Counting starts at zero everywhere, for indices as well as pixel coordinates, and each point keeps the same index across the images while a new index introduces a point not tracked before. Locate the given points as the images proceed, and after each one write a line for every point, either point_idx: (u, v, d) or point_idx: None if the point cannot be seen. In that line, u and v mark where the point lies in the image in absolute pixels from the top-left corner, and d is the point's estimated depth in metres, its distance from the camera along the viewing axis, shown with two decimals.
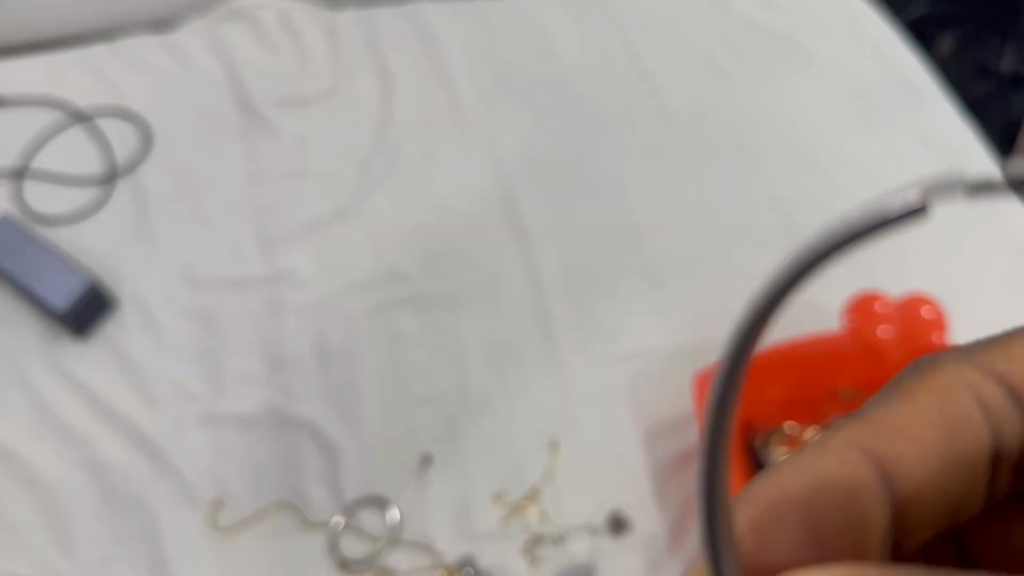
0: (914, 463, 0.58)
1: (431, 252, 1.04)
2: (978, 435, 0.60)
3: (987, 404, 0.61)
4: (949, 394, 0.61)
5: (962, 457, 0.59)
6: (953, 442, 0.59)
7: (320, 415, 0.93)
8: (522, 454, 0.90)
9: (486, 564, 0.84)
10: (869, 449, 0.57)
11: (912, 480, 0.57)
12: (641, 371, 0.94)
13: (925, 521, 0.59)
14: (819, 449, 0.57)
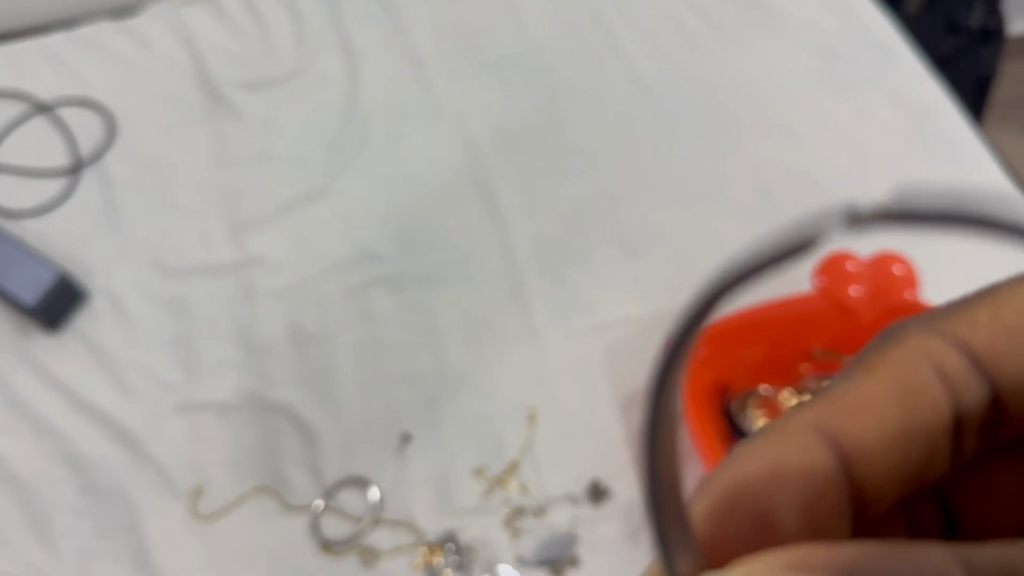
0: (867, 438, 0.57)
1: (403, 230, 1.03)
2: (936, 405, 0.58)
3: (948, 371, 0.59)
4: (907, 367, 0.59)
5: (920, 428, 0.58)
6: (912, 416, 0.58)
7: (297, 398, 0.92)
8: (501, 428, 0.90)
9: (468, 538, 0.84)
10: (823, 430, 0.57)
11: (865, 453, 0.57)
12: (617, 341, 0.94)
13: (886, 492, 0.58)
14: (773, 435, 0.57)
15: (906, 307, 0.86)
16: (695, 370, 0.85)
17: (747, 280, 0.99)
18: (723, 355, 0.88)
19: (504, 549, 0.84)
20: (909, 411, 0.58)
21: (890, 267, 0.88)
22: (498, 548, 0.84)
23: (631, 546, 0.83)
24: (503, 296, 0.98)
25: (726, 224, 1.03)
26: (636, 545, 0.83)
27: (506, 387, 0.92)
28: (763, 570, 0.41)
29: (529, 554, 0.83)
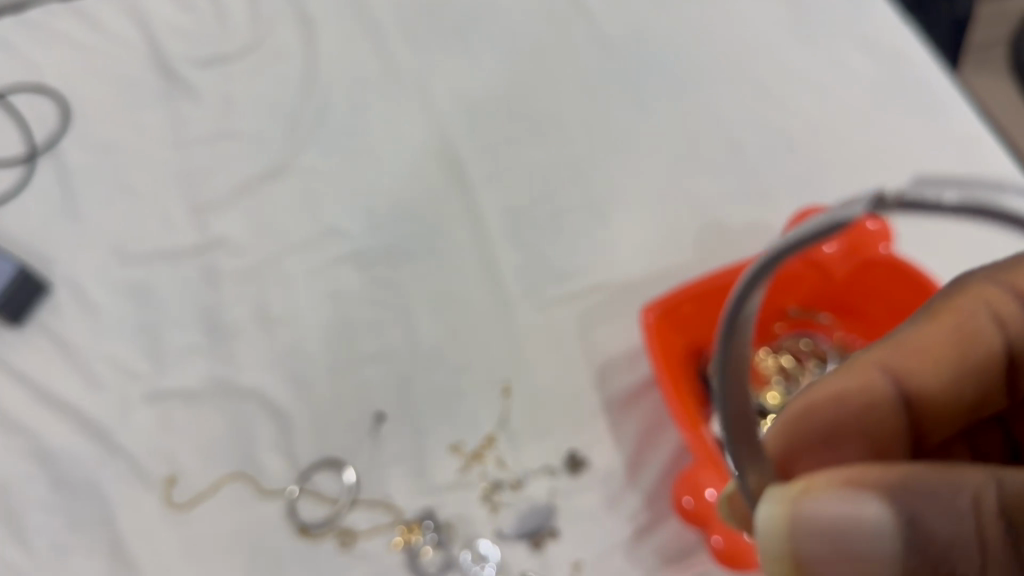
0: (924, 377, 0.57)
1: (369, 205, 1.01)
2: (994, 342, 0.57)
3: (1010, 315, 0.56)
4: (964, 309, 0.57)
5: (979, 366, 0.57)
6: (969, 353, 0.57)
7: (268, 381, 0.91)
8: (476, 403, 0.88)
9: (446, 516, 0.83)
10: (885, 367, 0.58)
11: (924, 390, 0.57)
12: (590, 311, 0.93)
13: (947, 423, 0.58)
14: (840, 369, 0.59)
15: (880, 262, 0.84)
16: (665, 340, 0.84)
17: (721, 242, 0.98)
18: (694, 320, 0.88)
19: (483, 524, 0.83)
20: (966, 356, 0.57)
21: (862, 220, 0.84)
22: (477, 524, 0.83)
23: (610, 515, 0.82)
24: (473, 268, 0.96)
25: (698, 183, 1.01)
26: (615, 514, 0.82)
27: (479, 361, 0.91)
28: (826, 481, 0.43)
29: (509, 528, 0.82)
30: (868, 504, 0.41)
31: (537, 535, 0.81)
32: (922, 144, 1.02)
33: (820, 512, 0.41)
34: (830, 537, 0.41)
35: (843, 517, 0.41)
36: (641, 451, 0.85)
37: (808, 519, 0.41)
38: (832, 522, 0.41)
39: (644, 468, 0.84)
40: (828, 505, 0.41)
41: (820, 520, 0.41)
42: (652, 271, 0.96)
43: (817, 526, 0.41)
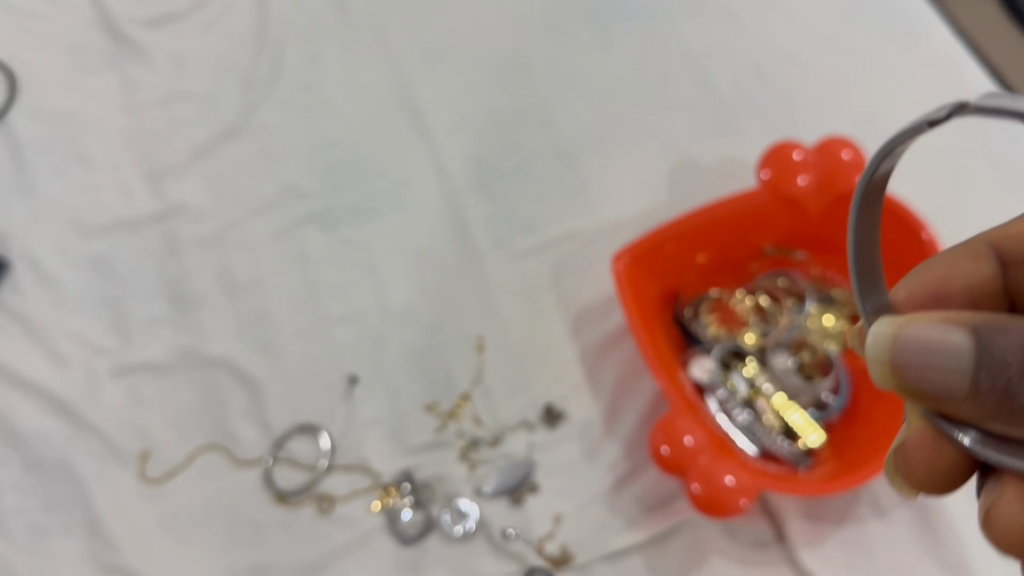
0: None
1: (330, 163, 0.98)
2: None
3: None
4: None
5: None
6: None
7: (237, 349, 0.89)
8: (449, 360, 0.87)
9: (425, 476, 0.82)
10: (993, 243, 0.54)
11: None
12: (562, 260, 0.91)
13: None
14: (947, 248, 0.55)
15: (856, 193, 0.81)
16: (637, 286, 0.82)
17: (692, 182, 0.95)
18: (666, 264, 0.85)
19: (462, 483, 0.81)
20: None
21: (838, 151, 0.81)
22: (456, 482, 0.81)
23: (588, 467, 0.81)
24: (441, 222, 0.94)
25: (668, 120, 0.98)
26: (593, 465, 0.81)
27: (451, 317, 0.89)
28: (931, 319, 0.39)
29: (488, 484, 0.80)
30: (957, 335, 0.37)
31: (517, 491, 0.80)
32: (899, 68, 1.00)
33: (917, 338, 0.38)
34: (921, 363, 0.38)
35: (933, 344, 0.38)
36: (617, 400, 0.84)
37: (903, 344, 0.39)
38: (924, 347, 0.38)
39: (621, 417, 0.83)
40: (924, 332, 0.38)
41: (914, 347, 0.38)
42: (622, 216, 0.93)
43: (910, 352, 0.38)
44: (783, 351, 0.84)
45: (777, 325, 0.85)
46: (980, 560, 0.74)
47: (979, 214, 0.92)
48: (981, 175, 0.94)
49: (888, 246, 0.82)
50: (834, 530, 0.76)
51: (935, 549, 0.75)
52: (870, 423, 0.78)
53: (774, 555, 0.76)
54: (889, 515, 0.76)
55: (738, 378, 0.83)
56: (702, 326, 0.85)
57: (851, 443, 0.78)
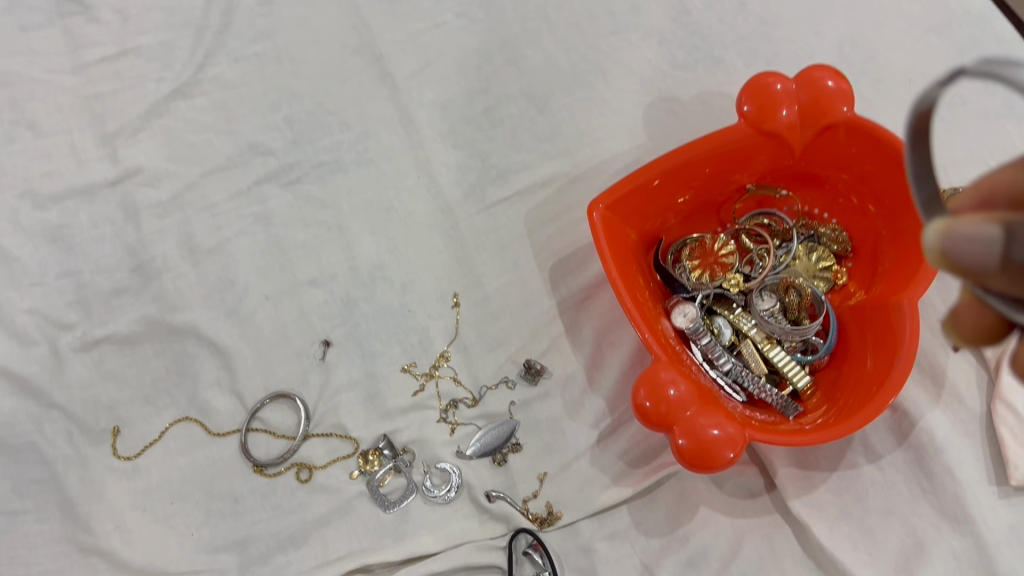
0: None
1: (290, 116, 0.93)
2: None
3: None
4: None
5: None
6: None
7: (204, 317, 0.85)
8: (424, 319, 0.83)
9: (404, 441, 0.79)
10: None
11: None
12: (537, 209, 0.88)
13: None
14: None
15: (843, 124, 0.77)
16: (613, 234, 0.79)
17: (670, 119, 0.90)
18: (643, 208, 0.82)
19: (442, 445, 0.78)
20: None
21: (821, 79, 0.77)
22: (436, 445, 0.78)
23: (571, 423, 0.78)
24: (409, 175, 0.90)
25: (643, 55, 0.94)
26: (576, 421, 0.78)
27: (424, 275, 0.85)
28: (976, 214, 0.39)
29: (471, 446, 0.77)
30: (995, 226, 0.36)
31: (499, 450, 0.77)
32: None
33: (959, 230, 0.38)
34: (965, 258, 0.38)
35: (975, 237, 0.37)
36: (599, 352, 0.81)
37: (947, 239, 0.38)
38: (965, 241, 0.37)
39: (604, 368, 0.80)
40: (966, 224, 0.37)
41: (954, 240, 0.38)
42: (597, 159, 0.89)
43: (953, 247, 0.38)
44: (768, 293, 0.81)
45: (762, 266, 0.82)
46: (980, 500, 0.71)
47: (973, 138, 0.87)
48: (984, 96, 0.89)
49: (875, 177, 0.78)
50: (826, 477, 0.75)
51: (930, 490, 0.72)
52: (858, 364, 0.75)
53: (764, 504, 0.75)
54: (881, 459, 0.74)
55: (723, 325, 0.80)
56: (684, 271, 0.81)
57: (838, 386, 0.76)
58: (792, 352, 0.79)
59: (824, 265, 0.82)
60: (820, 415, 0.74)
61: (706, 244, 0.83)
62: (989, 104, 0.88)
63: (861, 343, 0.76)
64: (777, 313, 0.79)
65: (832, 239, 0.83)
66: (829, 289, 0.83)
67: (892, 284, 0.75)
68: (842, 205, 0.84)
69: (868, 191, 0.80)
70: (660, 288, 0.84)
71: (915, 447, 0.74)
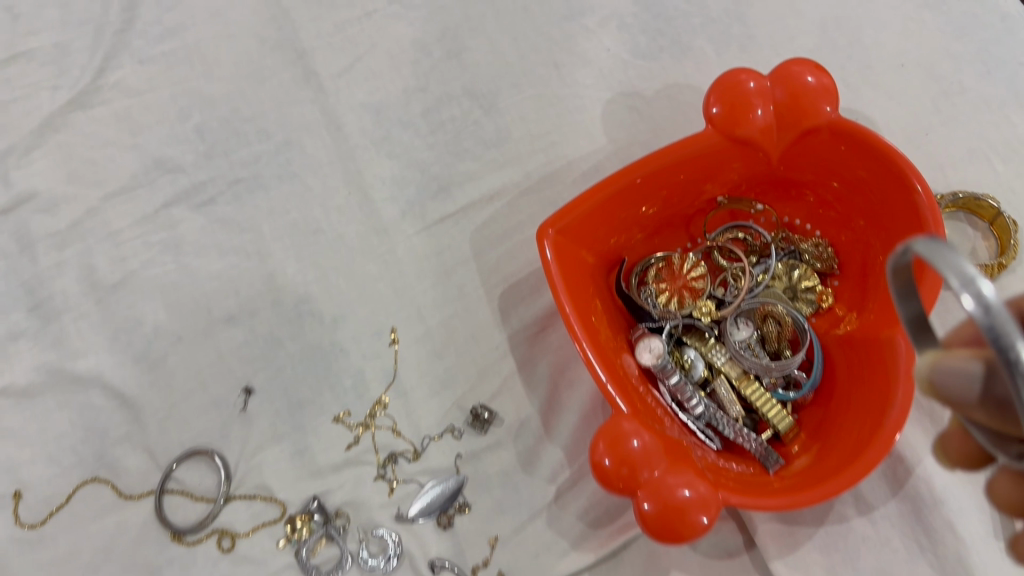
0: None
1: (201, 125, 0.81)
2: None
3: None
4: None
5: None
6: None
7: (110, 363, 0.76)
8: (358, 359, 0.74)
9: (337, 503, 0.70)
10: None
11: None
12: (484, 228, 0.77)
13: None
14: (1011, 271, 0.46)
15: (827, 128, 0.66)
16: (567, 262, 0.69)
17: (633, 118, 0.80)
18: (601, 228, 0.71)
19: (380, 507, 0.69)
20: None
21: (800, 74, 0.66)
22: (373, 508, 0.70)
23: (526, 478, 0.70)
24: (338, 191, 0.78)
25: (603, 42, 0.82)
26: (531, 476, 0.70)
27: (357, 308, 0.75)
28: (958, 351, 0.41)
29: (414, 508, 0.68)
30: (979, 363, 0.39)
31: (445, 512, 0.68)
32: None
33: (948, 365, 0.40)
34: (954, 395, 0.39)
35: (960, 372, 0.39)
36: (556, 393, 0.72)
37: (935, 374, 0.40)
38: (951, 379, 0.39)
39: (561, 412, 0.71)
40: (953, 360, 0.40)
41: (945, 376, 0.40)
42: (550, 167, 0.79)
43: (944, 383, 0.40)
44: (744, 321, 0.72)
45: (737, 289, 0.73)
46: (985, 560, 0.63)
47: (973, 134, 0.77)
48: (987, 81, 0.78)
49: (865, 186, 0.68)
50: (811, 533, 0.67)
51: (929, 547, 0.64)
52: (847, 405, 0.66)
53: (743, 564, 0.67)
54: (874, 511, 0.66)
55: (695, 357, 0.71)
56: (650, 297, 0.72)
57: (825, 431, 0.67)
58: (772, 389, 0.70)
59: (807, 285, 0.72)
60: (806, 467, 0.64)
61: (674, 265, 0.74)
62: (993, 92, 0.78)
63: (850, 380, 0.67)
64: (756, 345, 0.71)
65: (815, 255, 0.73)
66: (814, 313, 0.73)
67: (885, 311, 0.65)
68: (827, 216, 0.74)
69: (857, 202, 0.70)
70: (622, 317, 0.74)
71: (911, 499, 0.66)
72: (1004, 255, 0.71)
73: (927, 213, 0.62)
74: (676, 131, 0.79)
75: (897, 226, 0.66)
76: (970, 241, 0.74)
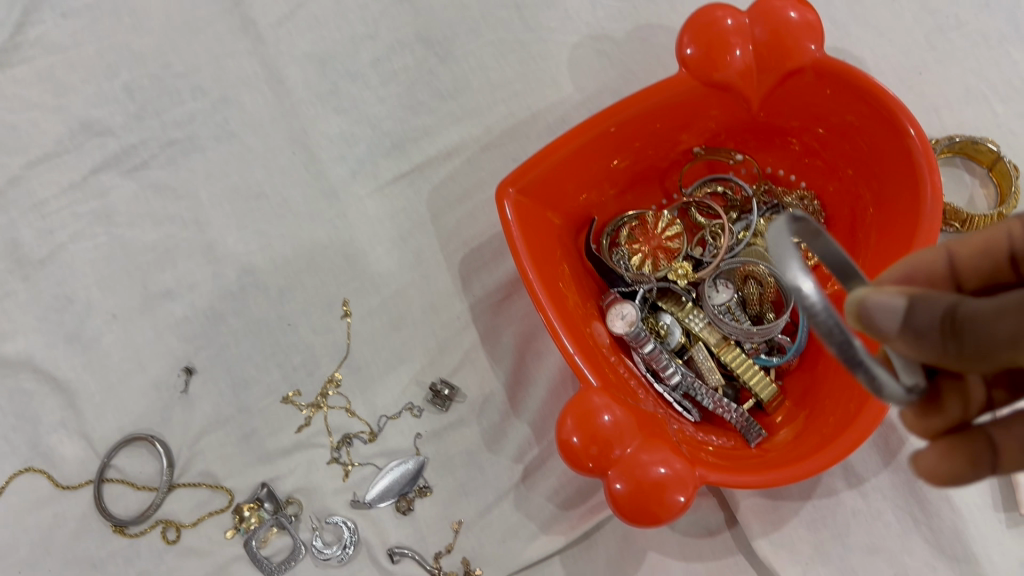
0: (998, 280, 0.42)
1: (131, 82, 0.74)
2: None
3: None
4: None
5: None
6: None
7: (41, 344, 0.70)
8: (307, 334, 0.68)
9: (288, 490, 0.65)
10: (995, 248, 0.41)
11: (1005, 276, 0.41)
12: (441, 187, 0.71)
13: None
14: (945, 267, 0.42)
15: (812, 69, 0.60)
16: (529, 224, 0.63)
17: (601, 64, 0.73)
18: (567, 185, 0.65)
19: (334, 493, 0.65)
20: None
21: (782, 9, 0.59)
22: (326, 494, 0.65)
23: (491, 457, 0.65)
24: (282, 151, 0.72)
25: None
26: (496, 455, 0.65)
27: (305, 278, 0.69)
28: (887, 287, 0.36)
29: (371, 492, 0.63)
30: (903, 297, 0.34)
31: (405, 493, 0.64)
32: None
33: (873, 301, 0.34)
34: (881, 331, 0.34)
35: (882, 307, 0.34)
36: (522, 365, 0.66)
37: (861, 306, 0.34)
38: (877, 314, 0.34)
39: (529, 387, 0.66)
40: (881, 295, 0.34)
41: (869, 311, 0.34)
42: (513, 120, 0.72)
43: (868, 319, 0.34)
44: (723, 282, 0.66)
45: (717, 248, 0.67)
46: (982, 533, 0.59)
47: (969, 72, 0.71)
48: (985, 14, 0.72)
49: (853, 132, 0.62)
50: (797, 508, 0.62)
51: (923, 521, 0.60)
52: (835, 371, 0.61)
53: (725, 542, 0.63)
54: (865, 483, 0.61)
55: (671, 323, 0.66)
56: (623, 259, 0.67)
57: (812, 399, 0.62)
58: (754, 355, 0.65)
59: None
60: (790, 441, 0.59)
61: (648, 225, 0.68)
62: (991, 25, 0.72)
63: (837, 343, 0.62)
64: (736, 309, 0.65)
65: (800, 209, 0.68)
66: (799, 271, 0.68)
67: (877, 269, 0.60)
68: (812, 165, 0.68)
69: (846, 150, 0.64)
70: (592, 281, 0.69)
71: (904, 469, 0.61)
72: (1004, 203, 0.66)
73: (922, 162, 0.57)
74: (648, 76, 0.72)
75: (889, 176, 0.61)
76: (968, 189, 0.69)
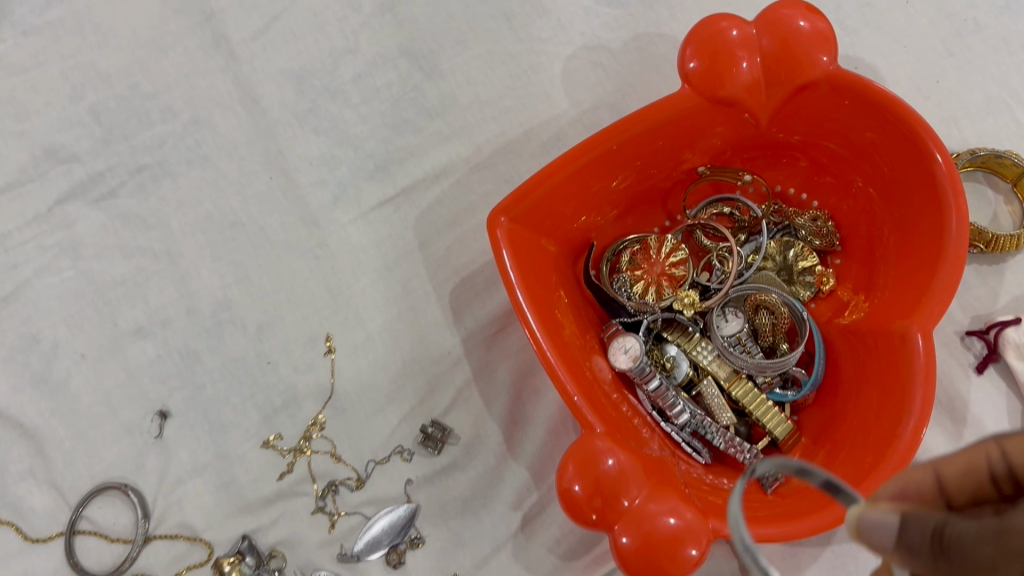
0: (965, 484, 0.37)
1: (96, 104, 0.70)
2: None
3: None
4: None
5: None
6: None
7: (3, 387, 0.65)
8: (288, 373, 0.64)
9: (271, 542, 0.61)
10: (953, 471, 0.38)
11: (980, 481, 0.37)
12: (429, 212, 0.67)
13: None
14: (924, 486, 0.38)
15: (827, 82, 0.56)
16: (524, 254, 0.59)
17: (598, 76, 0.69)
18: (563, 211, 0.61)
19: (319, 545, 0.61)
20: None
21: (791, 18, 0.55)
22: (312, 546, 0.61)
23: (487, 504, 0.61)
24: (258, 176, 0.67)
25: None
26: (492, 502, 0.61)
27: (285, 312, 0.65)
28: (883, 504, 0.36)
29: (369, 531, 0.60)
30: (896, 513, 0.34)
31: (402, 539, 0.60)
32: None
33: (869, 518, 0.34)
34: (881, 551, 0.34)
35: (880, 526, 0.34)
36: (519, 404, 0.62)
37: (859, 524, 0.35)
38: (873, 532, 0.34)
39: (527, 427, 0.62)
40: (875, 512, 0.34)
41: (865, 528, 0.34)
42: (504, 138, 0.68)
43: (865, 536, 0.34)
44: (732, 311, 0.61)
45: (724, 273, 0.63)
46: None
47: (988, 81, 0.67)
48: (1005, 17, 0.68)
49: (871, 148, 0.58)
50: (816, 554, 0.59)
51: None
52: (856, 408, 0.57)
53: None
54: None
55: (677, 355, 0.61)
56: (624, 287, 0.62)
57: (830, 437, 0.58)
58: (768, 389, 0.61)
59: (805, 267, 0.63)
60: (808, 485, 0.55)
61: (650, 249, 0.63)
62: (1011, 29, 0.68)
63: (857, 378, 0.58)
64: (747, 341, 0.61)
65: (813, 231, 0.63)
66: (812, 298, 0.64)
67: (897, 298, 0.56)
68: (824, 183, 0.64)
69: (863, 166, 0.60)
70: (592, 312, 0.65)
71: None
72: None
73: (947, 185, 0.53)
74: (647, 89, 0.68)
75: (912, 196, 0.56)
76: (991, 206, 0.65)
